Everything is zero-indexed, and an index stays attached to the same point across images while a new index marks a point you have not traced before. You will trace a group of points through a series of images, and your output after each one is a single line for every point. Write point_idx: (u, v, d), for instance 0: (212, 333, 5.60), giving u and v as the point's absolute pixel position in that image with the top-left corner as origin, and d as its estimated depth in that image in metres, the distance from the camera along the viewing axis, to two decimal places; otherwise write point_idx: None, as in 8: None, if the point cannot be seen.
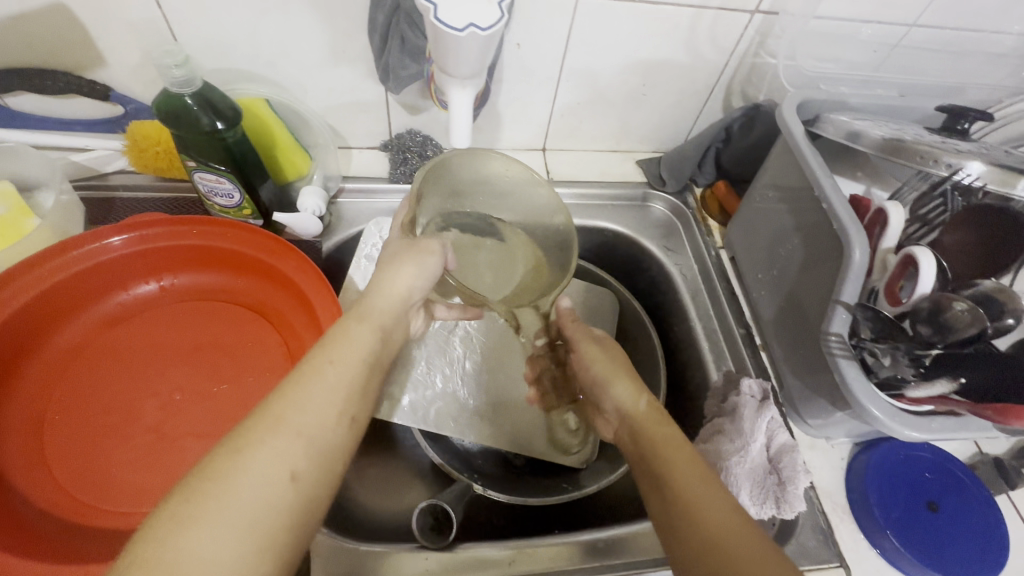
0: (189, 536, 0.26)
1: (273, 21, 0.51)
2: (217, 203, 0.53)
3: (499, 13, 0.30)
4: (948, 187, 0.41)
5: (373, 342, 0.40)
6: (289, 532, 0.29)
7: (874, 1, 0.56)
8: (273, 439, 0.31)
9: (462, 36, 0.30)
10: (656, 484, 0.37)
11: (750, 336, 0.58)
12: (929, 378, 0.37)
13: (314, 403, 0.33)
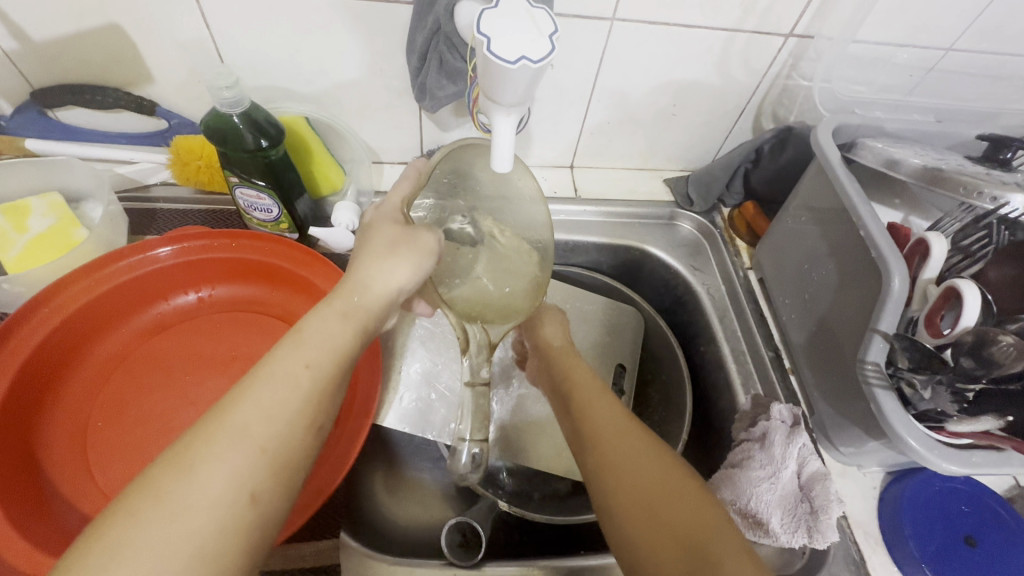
0: (125, 564, 0.25)
1: (315, 41, 0.53)
2: (256, 216, 0.55)
3: (550, 45, 0.31)
4: (993, 220, 0.41)
5: (349, 338, 0.37)
6: (241, 555, 0.28)
7: (910, 25, 0.56)
8: (227, 451, 0.29)
9: (513, 68, 0.30)
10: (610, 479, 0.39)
11: (779, 360, 0.58)
12: (974, 415, 0.38)
13: (278, 410, 0.31)
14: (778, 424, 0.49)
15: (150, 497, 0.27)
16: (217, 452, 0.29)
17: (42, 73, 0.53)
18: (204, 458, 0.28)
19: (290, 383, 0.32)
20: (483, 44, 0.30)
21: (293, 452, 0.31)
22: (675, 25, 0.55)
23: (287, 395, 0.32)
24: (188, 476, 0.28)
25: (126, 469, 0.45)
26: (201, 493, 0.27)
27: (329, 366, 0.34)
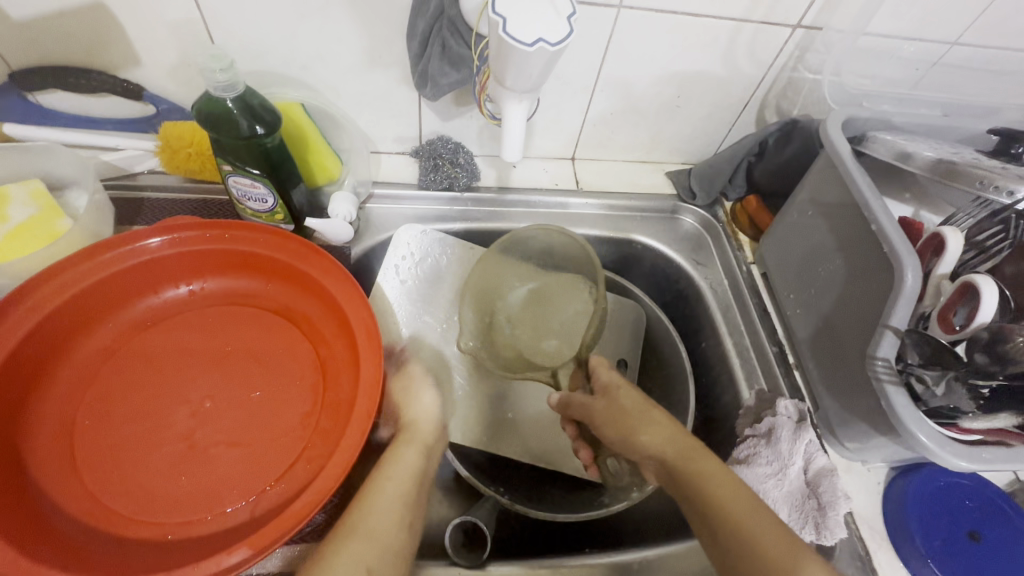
0: None
1: (312, 25, 0.51)
2: (249, 206, 0.53)
3: (569, 27, 0.29)
4: (1011, 214, 0.41)
5: (420, 461, 0.47)
6: None
7: (918, 18, 0.55)
8: (351, 544, 0.38)
9: (531, 51, 0.29)
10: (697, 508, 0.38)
11: (783, 355, 0.58)
12: (990, 413, 0.37)
13: (380, 516, 0.41)
14: (785, 420, 0.49)
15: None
16: (350, 540, 0.39)
17: (20, 53, 0.50)
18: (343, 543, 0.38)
19: (383, 494, 0.42)
20: (499, 24, 0.28)
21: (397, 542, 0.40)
22: (684, 14, 0.54)
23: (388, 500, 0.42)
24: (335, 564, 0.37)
25: (126, 473, 0.43)
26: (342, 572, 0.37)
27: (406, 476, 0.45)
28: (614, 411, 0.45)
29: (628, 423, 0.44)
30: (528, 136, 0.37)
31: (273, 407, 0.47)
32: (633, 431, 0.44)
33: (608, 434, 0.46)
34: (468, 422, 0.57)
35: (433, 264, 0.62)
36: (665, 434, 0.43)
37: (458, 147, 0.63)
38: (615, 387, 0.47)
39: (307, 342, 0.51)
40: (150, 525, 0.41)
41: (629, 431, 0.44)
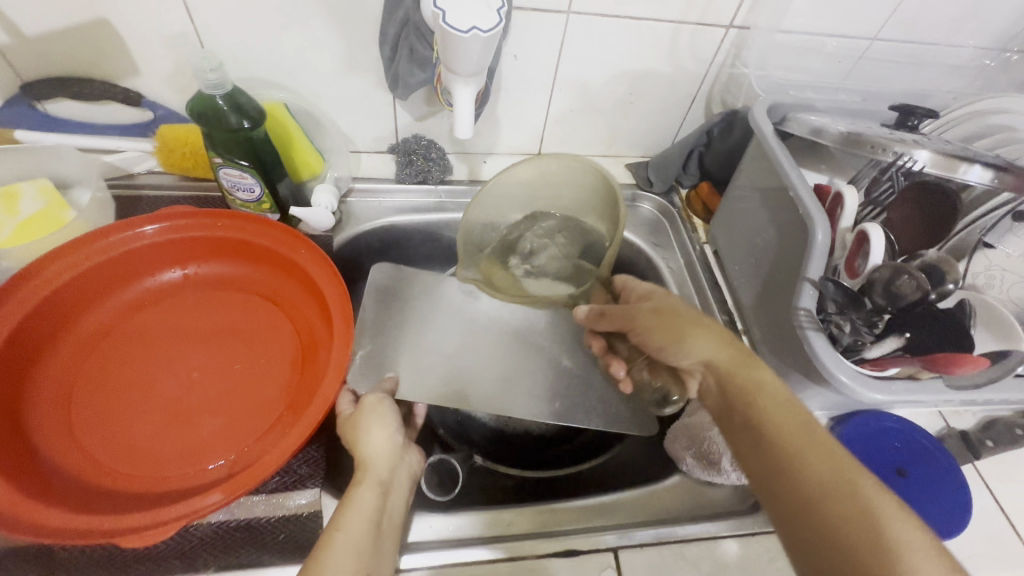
0: None
1: (294, 35, 0.57)
2: (239, 197, 0.58)
3: (497, 18, 0.35)
4: (894, 171, 0.47)
5: (377, 504, 0.41)
6: None
7: (836, 17, 0.62)
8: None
9: (467, 37, 0.35)
10: (755, 439, 0.40)
11: (732, 322, 0.63)
12: (882, 340, 0.43)
13: None
14: None
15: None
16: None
17: (32, 66, 0.56)
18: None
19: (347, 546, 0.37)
20: (441, 15, 0.34)
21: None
22: (627, 18, 0.60)
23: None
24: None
25: (116, 437, 0.46)
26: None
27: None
28: (661, 318, 0.46)
29: (733, 369, 0.43)
30: (478, 116, 0.43)
31: (255, 378, 0.51)
32: (683, 334, 0.45)
33: (653, 340, 0.47)
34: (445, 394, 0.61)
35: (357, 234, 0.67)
36: (714, 342, 0.44)
37: (431, 144, 0.68)
38: (658, 292, 0.49)
39: (290, 320, 0.55)
40: (135, 479, 0.44)
41: (679, 337, 0.45)
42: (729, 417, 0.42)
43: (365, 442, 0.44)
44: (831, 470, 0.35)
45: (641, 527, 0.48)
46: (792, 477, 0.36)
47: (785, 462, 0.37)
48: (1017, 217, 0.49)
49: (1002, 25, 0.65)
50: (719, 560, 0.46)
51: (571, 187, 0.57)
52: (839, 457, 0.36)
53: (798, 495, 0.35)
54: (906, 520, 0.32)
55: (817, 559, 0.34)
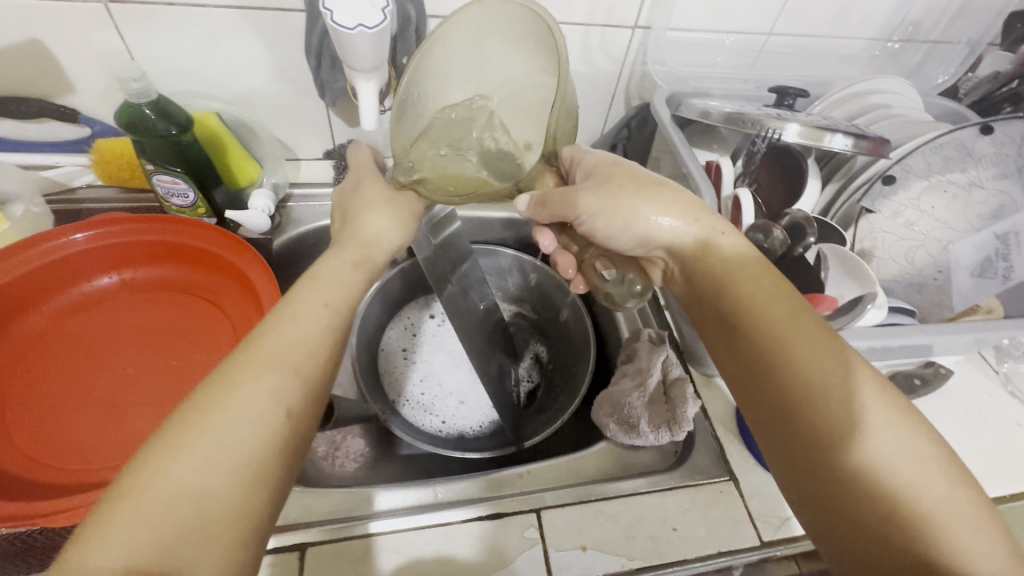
0: (180, 462, 0.29)
1: (222, 48, 0.60)
2: (174, 203, 0.61)
3: (381, 16, 0.42)
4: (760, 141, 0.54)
5: (358, 286, 0.43)
6: (276, 460, 0.32)
7: (729, 14, 0.68)
8: (181, 464, 0.29)
9: (354, 33, 0.41)
10: (735, 323, 0.40)
11: (655, 299, 0.67)
12: None
13: (291, 337, 0.36)
14: (648, 342, 0.58)
15: (111, 499, 0.27)
16: (162, 472, 0.28)
17: None
18: (151, 484, 0.28)
19: (311, 318, 0.38)
20: (329, 15, 0.41)
21: (239, 501, 0.29)
22: None
23: (221, 441, 0.30)
24: (120, 507, 0.27)
25: (47, 433, 0.48)
26: (129, 517, 0.26)
27: (260, 400, 0.32)
28: (607, 195, 0.46)
29: (723, 272, 0.43)
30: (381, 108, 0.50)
31: (190, 371, 0.53)
32: (634, 211, 0.46)
33: (600, 223, 0.47)
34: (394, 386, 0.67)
35: (297, 236, 0.70)
36: (686, 212, 0.46)
37: (365, 148, 0.72)
38: (605, 165, 0.48)
39: (226, 317, 0.57)
40: (66, 471, 0.46)
41: (630, 215, 0.46)
42: (714, 309, 0.43)
43: (368, 237, 0.47)
44: (833, 372, 0.35)
45: (565, 488, 0.50)
46: (785, 377, 0.36)
47: (781, 363, 0.36)
48: (885, 181, 0.58)
49: (882, 19, 0.71)
50: (637, 514, 0.49)
51: (510, 48, 0.45)
52: (843, 358, 0.35)
53: (791, 394, 0.35)
54: (904, 422, 0.33)
55: (797, 458, 0.35)
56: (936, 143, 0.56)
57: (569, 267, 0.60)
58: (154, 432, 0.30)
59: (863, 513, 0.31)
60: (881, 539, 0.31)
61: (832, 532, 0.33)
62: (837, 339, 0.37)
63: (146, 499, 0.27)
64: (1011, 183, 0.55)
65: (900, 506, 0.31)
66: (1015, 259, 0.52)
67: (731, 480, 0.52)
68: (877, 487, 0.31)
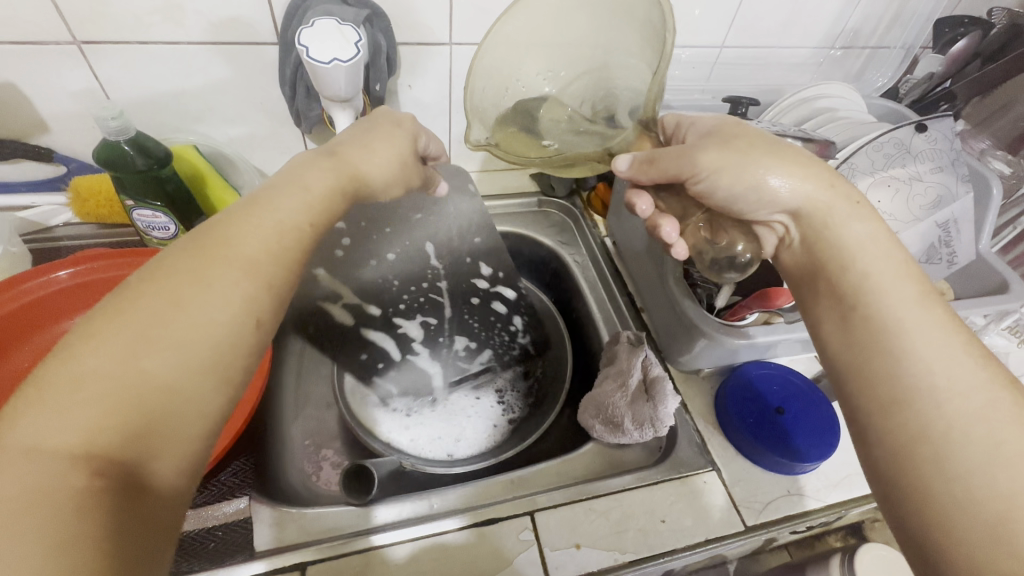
0: (148, 352, 0.30)
1: (197, 82, 0.61)
2: (155, 236, 0.61)
3: (355, 49, 0.44)
4: None
5: (329, 186, 0.43)
6: (239, 364, 0.34)
7: (683, 31, 0.72)
8: (146, 360, 0.29)
9: (329, 67, 0.44)
10: (845, 299, 0.42)
11: (632, 303, 0.69)
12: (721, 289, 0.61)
13: (257, 242, 0.37)
14: (627, 343, 0.60)
15: (71, 381, 0.27)
16: (125, 365, 0.29)
17: None
18: (116, 373, 0.28)
19: (279, 228, 0.39)
20: (304, 51, 0.43)
21: (197, 406, 0.31)
22: None
23: (188, 347, 0.31)
24: (81, 390, 0.27)
25: None
26: (92, 399, 0.27)
27: (221, 316, 0.33)
28: (731, 152, 0.44)
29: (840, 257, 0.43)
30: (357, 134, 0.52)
31: None
32: (758, 171, 0.44)
33: (723, 181, 0.44)
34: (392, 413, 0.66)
35: None
36: (802, 172, 0.45)
37: None
38: (725, 127, 0.47)
39: None
40: None
41: (756, 176, 0.44)
42: (818, 279, 0.44)
43: (356, 168, 0.45)
44: (949, 366, 0.36)
45: (556, 490, 0.52)
46: (890, 359, 0.37)
47: (893, 347, 0.38)
48: None
49: (824, 29, 0.76)
50: (627, 509, 0.51)
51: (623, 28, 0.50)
52: (961, 354, 0.36)
53: (900, 384, 0.36)
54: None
55: (891, 438, 0.36)
56: (876, 142, 0.60)
57: (673, 231, 0.49)
58: (113, 324, 0.30)
59: (950, 501, 0.32)
60: (972, 526, 0.30)
61: (914, 515, 0.33)
62: (966, 337, 0.37)
63: (111, 381, 0.28)
64: (946, 176, 0.59)
65: (1005, 500, 0.30)
66: (956, 245, 0.59)
67: (714, 471, 0.55)
68: (986, 478, 0.31)
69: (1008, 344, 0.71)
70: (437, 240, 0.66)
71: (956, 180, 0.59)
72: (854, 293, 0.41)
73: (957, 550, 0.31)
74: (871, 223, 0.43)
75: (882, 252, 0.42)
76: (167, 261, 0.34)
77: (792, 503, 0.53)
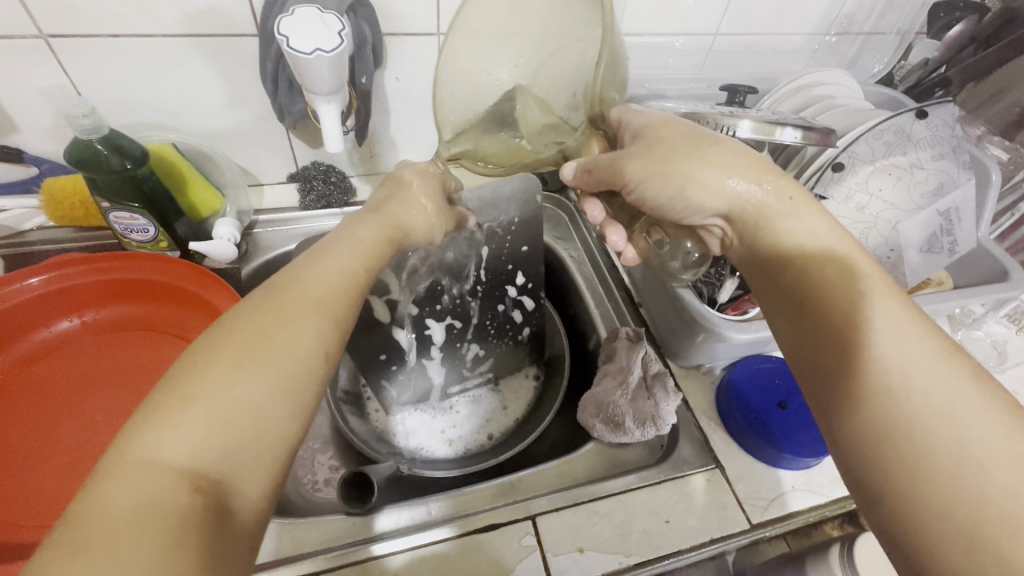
0: (234, 379, 0.30)
1: (173, 77, 0.59)
2: (134, 239, 0.59)
3: (339, 39, 0.42)
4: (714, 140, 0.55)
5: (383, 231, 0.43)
6: (316, 393, 0.33)
7: (677, 18, 0.70)
8: (239, 386, 0.30)
9: (312, 58, 0.41)
10: (797, 294, 0.39)
11: (630, 298, 0.68)
12: (723, 283, 0.59)
13: (328, 275, 0.37)
14: (626, 339, 0.59)
15: (177, 401, 0.28)
16: (221, 389, 0.29)
17: None
18: (213, 396, 0.29)
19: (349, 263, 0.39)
20: (285, 42, 0.41)
21: (281, 433, 0.30)
22: None
23: (275, 373, 0.31)
24: (187, 409, 0.28)
25: (15, 491, 0.45)
26: (193, 420, 0.28)
27: (303, 344, 0.33)
28: (657, 159, 0.43)
29: (804, 255, 0.39)
30: (344, 129, 0.50)
31: None
32: (688, 176, 0.42)
33: (648, 190, 0.45)
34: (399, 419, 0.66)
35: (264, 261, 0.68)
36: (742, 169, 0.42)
37: (330, 168, 0.72)
38: (656, 125, 0.45)
39: None
40: (31, 530, 0.43)
41: (681, 182, 0.43)
42: (773, 275, 0.41)
43: (399, 217, 0.45)
44: (909, 359, 0.32)
45: (558, 493, 0.51)
46: (851, 355, 0.34)
47: (852, 343, 0.35)
48: (835, 167, 0.59)
49: (819, 14, 0.75)
50: (630, 510, 0.50)
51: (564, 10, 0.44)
52: (924, 346, 0.33)
53: (858, 375, 0.34)
54: (996, 420, 0.30)
55: (856, 438, 0.33)
56: (877, 130, 0.59)
57: (619, 239, 0.57)
58: (211, 350, 0.31)
59: (923, 508, 0.29)
60: (947, 536, 0.28)
61: (894, 526, 0.30)
62: (929, 328, 0.34)
63: (203, 406, 0.29)
64: (947, 163, 0.59)
65: (978, 505, 0.28)
66: (957, 232, 0.58)
67: (717, 468, 0.54)
68: (958, 478, 0.29)
69: (1007, 332, 0.71)
70: (489, 238, 0.60)
71: (957, 167, 0.58)
72: (809, 289, 0.38)
73: (934, 562, 0.28)
74: (817, 219, 0.41)
75: (837, 245, 0.39)
76: (257, 295, 0.35)
77: (797, 498, 0.53)
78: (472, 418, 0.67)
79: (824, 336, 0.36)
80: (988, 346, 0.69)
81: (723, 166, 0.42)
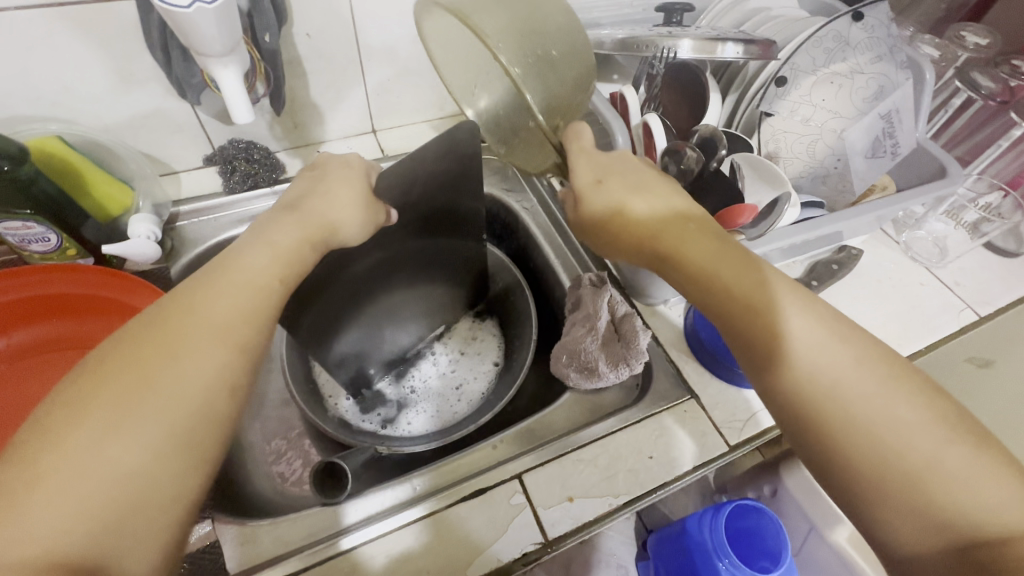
0: (115, 430, 0.28)
1: (42, 58, 0.51)
2: (35, 250, 0.52)
3: None
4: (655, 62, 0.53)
5: (297, 245, 0.39)
6: (215, 432, 0.32)
7: None
8: (119, 436, 0.28)
9: (193, 11, 0.35)
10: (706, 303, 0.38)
11: (588, 241, 0.67)
12: None
13: (216, 303, 0.34)
14: (590, 286, 0.58)
15: (40, 464, 0.27)
16: (100, 446, 0.28)
17: None
18: (89, 456, 0.27)
19: (254, 287, 0.36)
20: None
21: (174, 479, 0.30)
22: None
23: (168, 420, 0.30)
24: (57, 474, 0.27)
25: None
26: (70, 486, 0.27)
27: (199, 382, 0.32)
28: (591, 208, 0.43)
29: (701, 270, 0.38)
30: (252, 96, 0.44)
31: None
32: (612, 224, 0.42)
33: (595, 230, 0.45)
34: (372, 399, 0.64)
35: (192, 256, 0.62)
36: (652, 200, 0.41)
37: (251, 145, 0.66)
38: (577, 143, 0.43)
39: None
40: None
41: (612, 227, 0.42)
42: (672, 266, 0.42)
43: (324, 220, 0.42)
44: (799, 351, 0.34)
45: (542, 446, 0.51)
46: (770, 359, 0.35)
47: (758, 348, 0.36)
48: (778, 82, 0.59)
49: None
50: (614, 452, 0.50)
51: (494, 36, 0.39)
52: (811, 333, 0.35)
53: (779, 372, 0.35)
54: (879, 390, 0.33)
55: (791, 422, 0.35)
56: (815, 38, 0.58)
57: None
58: (80, 402, 0.29)
59: (855, 480, 0.32)
60: (872, 495, 0.32)
61: (834, 489, 0.34)
62: (816, 312, 0.36)
63: (72, 466, 0.27)
64: (885, 64, 0.58)
65: (883, 466, 0.31)
66: (898, 135, 0.57)
67: (693, 397, 0.55)
68: (867, 447, 0.32)
69: (946, 228, 0.74)
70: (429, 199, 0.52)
71: (895, 67, 0.58)
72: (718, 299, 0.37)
73: (871, 517, 0.32)
74: (712, 236, 0.39)
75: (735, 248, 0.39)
76: (139, 329, 0.32)
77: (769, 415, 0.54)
78: (446, 383, 0.67)
79: (738, 342, 0.37)
80: (930, 244, 0.72)
81: (645, 201, 0.41)
